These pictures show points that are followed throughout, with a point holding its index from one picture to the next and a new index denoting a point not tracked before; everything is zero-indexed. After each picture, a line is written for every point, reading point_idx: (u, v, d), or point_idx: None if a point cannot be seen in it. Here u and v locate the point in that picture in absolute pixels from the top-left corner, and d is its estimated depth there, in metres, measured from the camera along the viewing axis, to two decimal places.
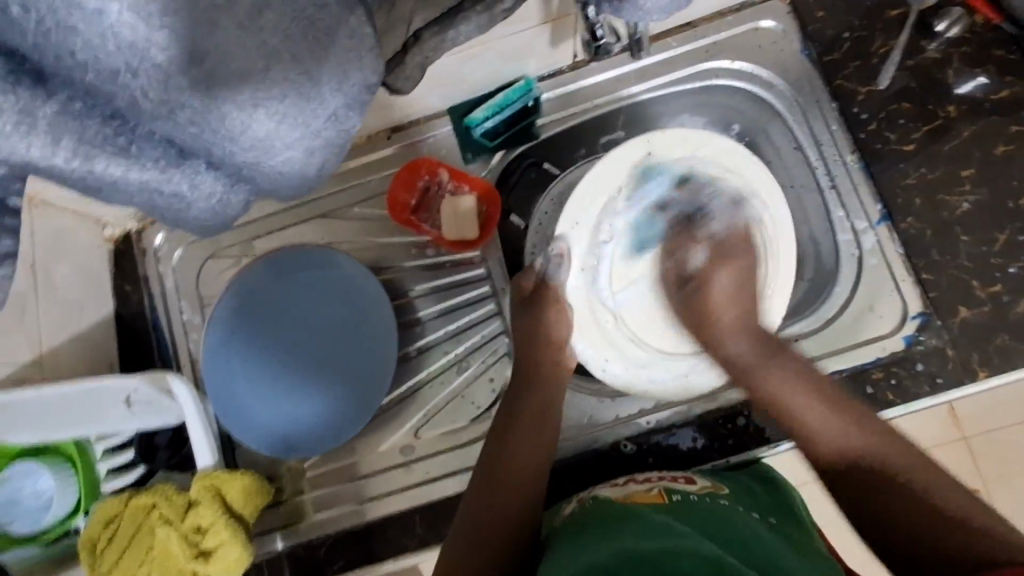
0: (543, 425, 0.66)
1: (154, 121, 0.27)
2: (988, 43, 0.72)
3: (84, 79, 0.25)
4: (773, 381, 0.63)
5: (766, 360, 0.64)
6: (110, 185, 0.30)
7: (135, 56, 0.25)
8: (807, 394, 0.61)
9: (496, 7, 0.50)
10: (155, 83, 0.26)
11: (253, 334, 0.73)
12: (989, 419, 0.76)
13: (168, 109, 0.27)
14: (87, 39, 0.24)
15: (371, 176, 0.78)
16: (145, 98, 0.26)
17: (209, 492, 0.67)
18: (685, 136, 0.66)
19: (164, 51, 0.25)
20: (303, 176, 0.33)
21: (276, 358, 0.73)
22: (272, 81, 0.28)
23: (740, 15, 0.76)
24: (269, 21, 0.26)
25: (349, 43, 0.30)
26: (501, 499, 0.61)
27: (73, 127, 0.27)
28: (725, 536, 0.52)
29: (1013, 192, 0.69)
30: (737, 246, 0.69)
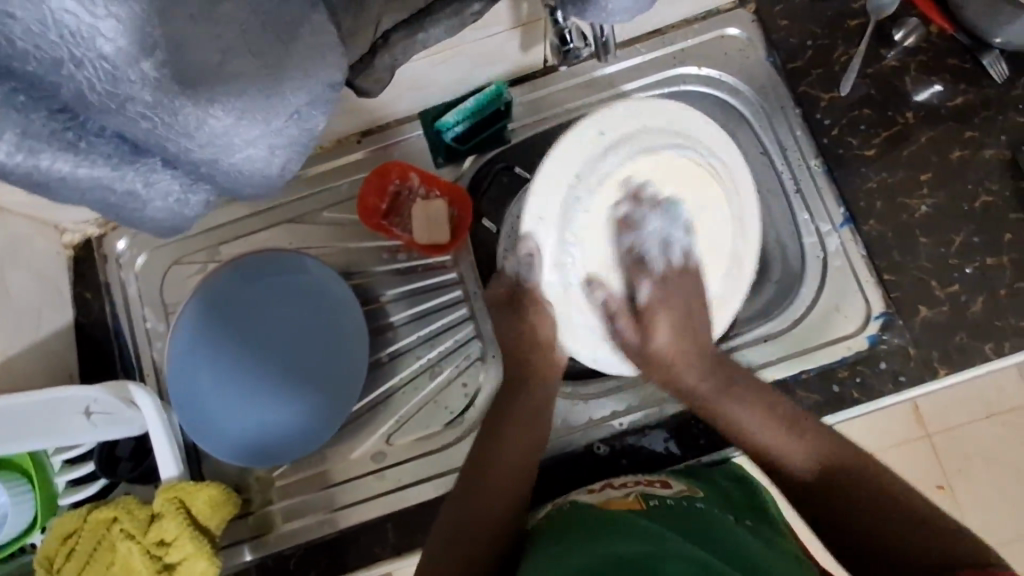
0: (534, 426, 0.66)
1: (104, 116, 0.25)
2: (943, 52, 0.75)
3: (25, 68, 0.23)
4: (734, 413, 0.63)
5: (721, 391, 0.65)
6: (56, 182, 0.27)
7: (80, 46, 0.22)
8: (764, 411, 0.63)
9: (466, 11, 0.51)
10: (103, 76, 0.23)
11: (223, 337, 0.72)
12: (950, 417, 0.80)
13: (118, 102, 0.24)
14: (25, 26, 0.21)
15: (343, 179, 0.77)
16: (91, 91, 0.24)
17: (173, 504, 0.65)
18: (633, 108, 0.62)
19: (113, 42, 0.22)
20: (266, 177, 0.31)
21: (249, 361, 0.72)
22: (231, 76, 0.26)
23: (705, 23, 0.77)
24: (227, 13, 0.25)
25: (313, 40, 0.29)
26: (493, 499, 0.61)
27: (14, 119, 0.25)
28: (701, 534, 0.52)
29: (968, 196, 0.72)
30: (685, 279, 0.69)
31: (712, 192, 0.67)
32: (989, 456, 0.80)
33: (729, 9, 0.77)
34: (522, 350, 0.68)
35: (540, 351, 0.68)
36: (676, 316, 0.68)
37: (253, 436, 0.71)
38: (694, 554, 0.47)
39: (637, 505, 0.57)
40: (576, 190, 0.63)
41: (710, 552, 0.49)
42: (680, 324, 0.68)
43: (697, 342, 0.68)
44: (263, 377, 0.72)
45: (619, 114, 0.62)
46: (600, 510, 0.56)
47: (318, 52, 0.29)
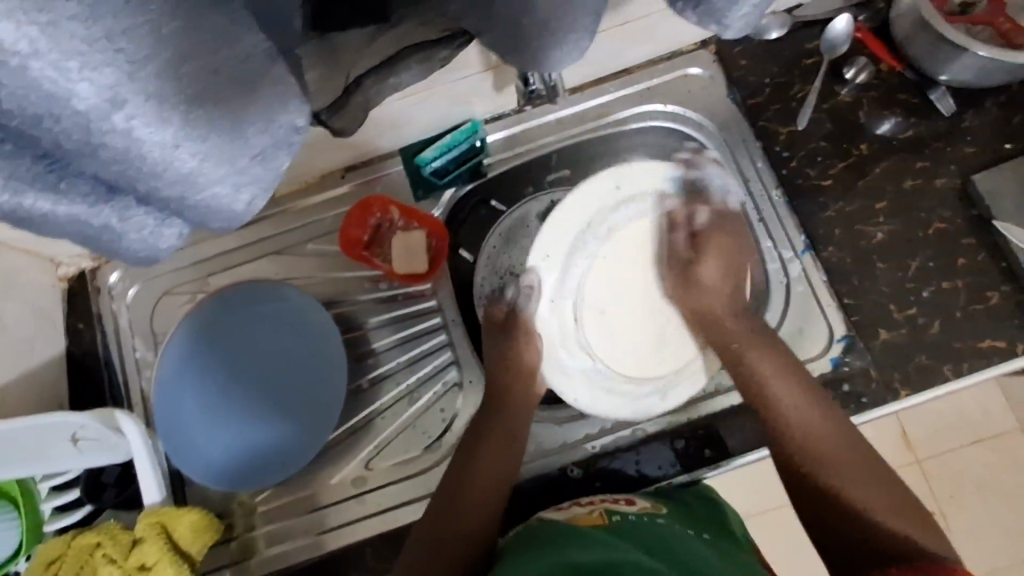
0: (509, 448, 0.68)
1: (80, 160, 0.27)
2: (894, 88, 0.79)
3: (11, 123, 0.25)
4: (758, 353, 0.68)
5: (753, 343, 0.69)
6: (39, 217, 0.30)
7: (56, 105, 0.25)
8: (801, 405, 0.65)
9: (434, 55, 0.53)
10: (77, 128, 0.26)
11: (210, 365, 0.74)
12: (942, 443, 0.85)
13: (91, 149, 0.27)
14: (11, 90, 0.24)
15: (326, 213, 0.81)
16: (67, 139, 0.26)
17: (154, 528, 0.67)
18: (648, 168, 0.69)
19: (85, 101, 0.25)
20: (230, 211, 0.33)
21: (236, 389, 0.75)
22: (196, 123, 0.28)
23: (670, 63, 0.82)
24: (188, 73, 0.27)
25: (273, 89, 0.31)
26: (470, 514, 0.65)
27: (4, 166, 0.27)
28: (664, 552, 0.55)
29: (922, 223, 0.75)
30: (722, 225, 0.73)
31: (707, 258, 0.73)
32: (977, 480, 0.84)
33: (692, 49, 0.82)
34: (506, 369, 0.71)
35: (524, 378, 0.71)
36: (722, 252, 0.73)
37: (242, 459, 0.73)
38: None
39: (600, 520, 0.59)
40: (584, 236, 0.69)
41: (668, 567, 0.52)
42: (727, 272, 0.73)
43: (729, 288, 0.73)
44: (253, 403, 0.75)
45: (637, 171, 0.69)
46: (564, 525, 0.58)
47: (278, 96, 0.32)
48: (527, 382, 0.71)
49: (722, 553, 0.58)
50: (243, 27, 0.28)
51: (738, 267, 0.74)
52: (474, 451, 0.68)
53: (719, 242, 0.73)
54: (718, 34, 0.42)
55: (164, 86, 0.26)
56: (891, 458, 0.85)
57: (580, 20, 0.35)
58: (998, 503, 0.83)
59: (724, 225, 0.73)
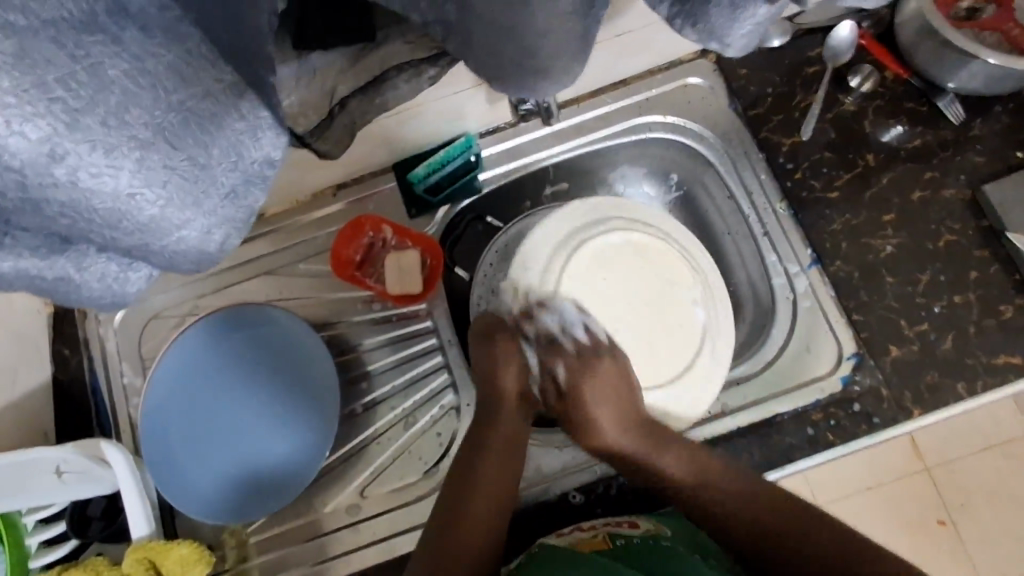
0: (512, 457, 0.66)
1: (23, 218, 0.25)
2: (900, 95, 0.77)
3: None
4: (661, 464, 0.63)
5: (645, 449, 0.63)
6: None
7: None
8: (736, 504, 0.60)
9: (423, 74, 0.52)
10: (14, 185, 0.24)
11: (192, 394, 0.72)
12: (947, 449, 0.82)
13: (34, 206, 0.25)
14: None
15: (317, 233, 0.79)
16: (3, 199, 0.24)
17: (142, 564, 0.65)
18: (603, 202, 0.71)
19: (19, 156, 0.23)
20: (202, 253, 0.32)
21: (223, 415, 0.73)
22: (152, 169, 0.27)
23: (669, 73, 0.80)
24: (138, 116, 0.26)
25: (239, 125, 0.30)
26: (467, 534, 0.61)
27: None
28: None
29: (932, 235, 0.73)
30: (594, 358, 0.65)
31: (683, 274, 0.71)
32: (984, 487, 0.81)
33: (691, 58, 0.80)
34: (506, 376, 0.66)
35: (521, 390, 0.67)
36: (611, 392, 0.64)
37: (233, 491, 0.71)
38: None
39: (603, 546, 0.57)
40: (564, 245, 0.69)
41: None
42: (609, 396, 0.64)
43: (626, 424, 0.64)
44: (244, 431, 0.73)
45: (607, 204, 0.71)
46: (567, 550, 0.55)
47: (246, 135, 0.30)
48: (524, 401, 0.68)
49: None
50: (201, 67, 0.28)
51: (622, 394, 0.65)
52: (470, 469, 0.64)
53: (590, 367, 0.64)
54: (718, 53, 0.39)
55: (109, 134, 0.25)
56: (895, 466, 0.82)
57: (572, 44, 0.34)
58: (1008, 510, 0.81)
59: (600, 356, 0.65)
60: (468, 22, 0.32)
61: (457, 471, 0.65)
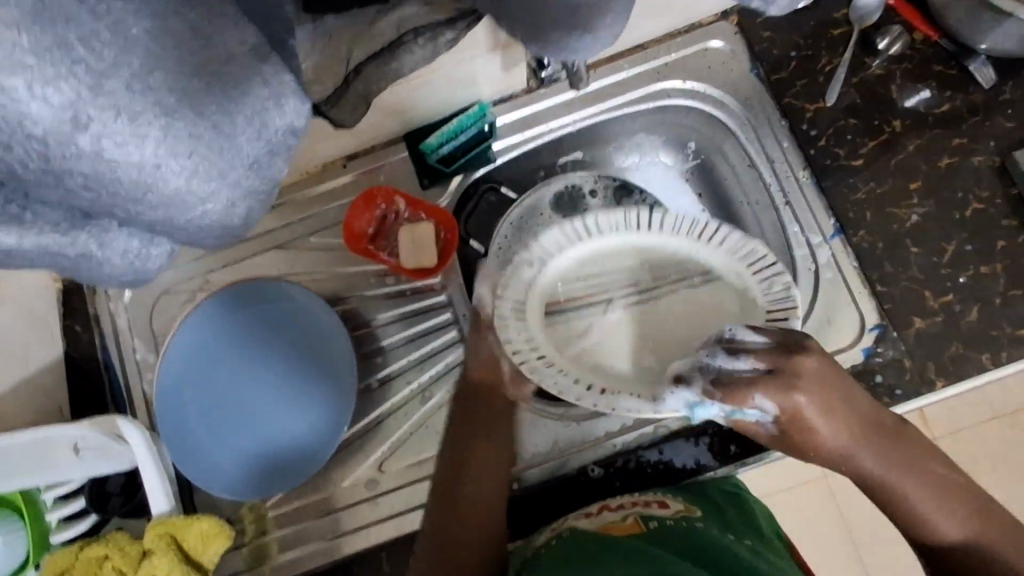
0: (493, 438, 0.65)
1: (43, 191, 0.25)
2: (929, 58, 0.74)
3: None
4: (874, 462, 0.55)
5: (864, 439, 0.55)
6: (4, 256, 0.26)
7: (11, 130, 0.22)
8: (918, 485, 0.55)
9: (439, 39, 0.50)
10: (36, 154, 0.23)
11: (192, 371, 0.71)
12: (955, 418, 0.81)
13: (55, 177, 0.24)
14: None
15: (329, 205, 0.77)
16: (25, 169, 0.24)
17: (163, 540, 0.65)
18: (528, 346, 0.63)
19: (42, 123, 0.23)
20: (226, 227, 0.31)
21: (219, 393, 0.72)
22: (178, 137, 0.26)
23: (689, 36, 0.77)
24: (162, 81, 0.24)
25: (264, 93, 0.28)
26: (465, 528, 0.60)
27: None
28: (703, 559, 0.52)
29: (958, 203, 0.71)
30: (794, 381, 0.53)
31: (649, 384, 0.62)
32: (990, 457, 0.81)
33: (712, 21, 0.77)
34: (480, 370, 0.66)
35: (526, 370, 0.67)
36: (824, 397, 0.53)
37: (246, 468, 0.70)
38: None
39: (637, 529, 0.56)
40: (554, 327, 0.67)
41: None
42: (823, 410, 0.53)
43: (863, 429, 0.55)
44: (259, 409, 0.72)
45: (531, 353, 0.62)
46: (598, 536, 0.55)
47: (270, 102, 0.28)
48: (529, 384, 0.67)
49: (765, 562, 0.54)
50: (224, 27, 0.26)
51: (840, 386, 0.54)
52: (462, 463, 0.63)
53: (792, 391, 0.52)
54: (760, 10, 0.38)
55: (133, 99, 0.24)
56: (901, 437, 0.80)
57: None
58: (1018, 480, 0.81)
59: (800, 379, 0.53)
60: None
61: (449, 465, 0.63)
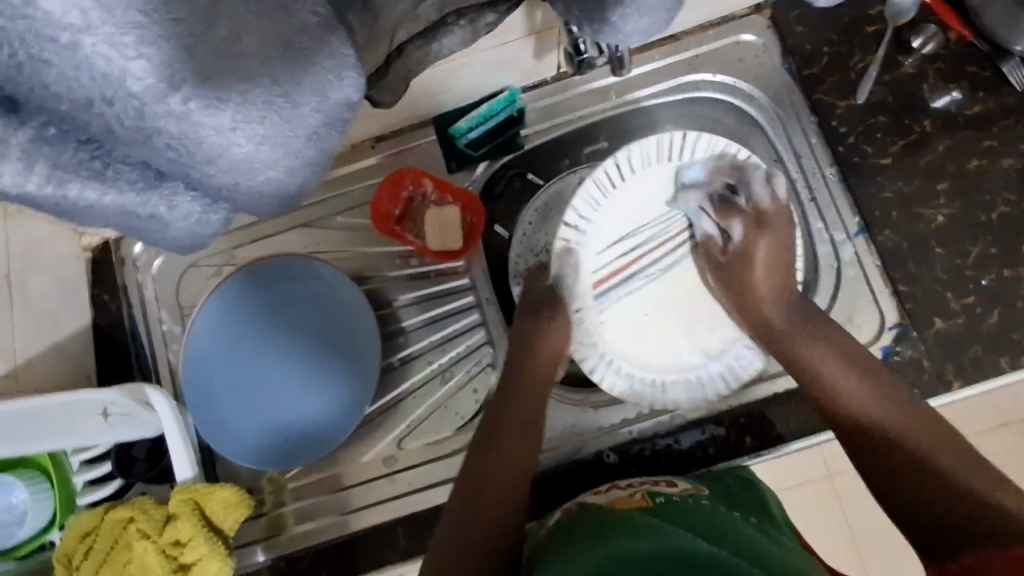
0: (529, 431, 0.64)
1: (131, 147, 0.26)
2: (963, 59, 0.74)
3: (60, 107, 0.24)
4: (812, 344, 0.63)
5: (803, 327, 0.65)
6: (81, 210, 0.28)
7: (110, 86, 0.24)
8: (823, 351, 0.62)
9: (480, 21, 0.51)
10: (130, 112, 0.25)
11: (229, 334, 0.72)
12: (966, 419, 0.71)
13: (145, 135, 0.25)
14: (61, 71, 0.23)
15: (357, 185, 0.78)
16: (120, 126, 0.25)
17: (188, 505, 0.66)
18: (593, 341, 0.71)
19: (142, 81, 0.24)
20: (283, 196, 0.32)
21: (252, 351, 0.73)
22: (252, 102, 0.27)
23: (720, 29, 0.77)
24: (248, 46, 0.26)
25: (330, 64, 0.29)
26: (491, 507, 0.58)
27: (48, 154, 0.26)
28: (712, 528, 0.53)
29: (986, 206, 0.71)
30: (762, 228, 0.68)
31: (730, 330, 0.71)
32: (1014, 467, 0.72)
33: (745, 13, 0.77)
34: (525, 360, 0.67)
35: (557, 351, 0.68)
36: (772, 249, 0.68)
37: (271, 440, 0.72)
38: (716, 556, 0.48)
39: (643, 502, 0.57)
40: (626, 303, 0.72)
41: (720, 547, 0.50)
42: (766, 267, 0.68)
43: (772, 289, 0.67)
44: (286, 382, 0.73)
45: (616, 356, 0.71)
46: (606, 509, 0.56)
47: (333, 75, 0.29)
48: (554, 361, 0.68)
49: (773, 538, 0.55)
50: None
51: (786, 265, 0.68)
52: (496, 439, 0.63)
53: (760, 227, 0.68)
54: None
55: (220, 63, 0.25)
56: None
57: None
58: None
59: (747, 260, 0.68)
60: None
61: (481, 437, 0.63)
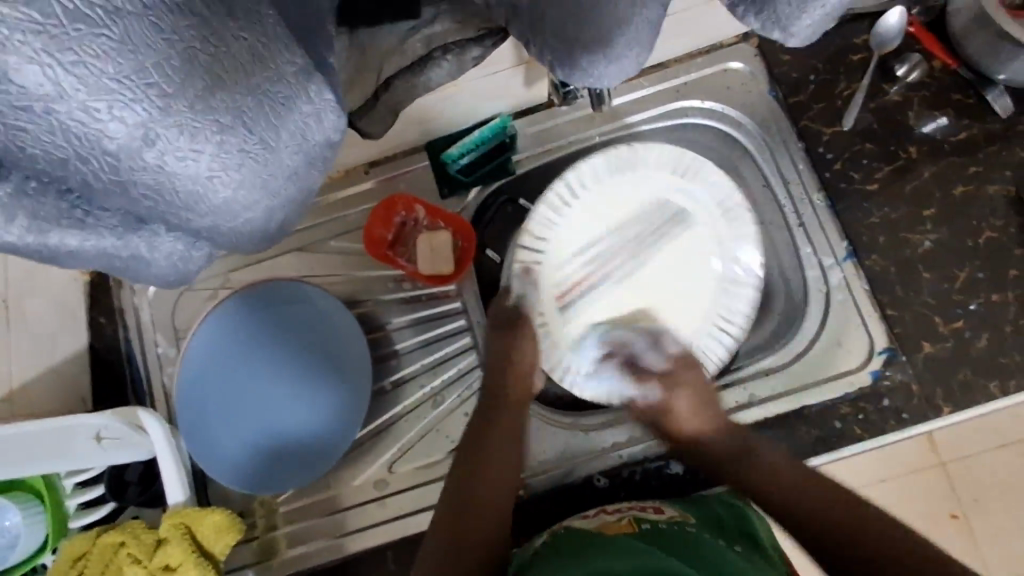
0: (516, 442, 0.65)
1: (110, 198, 0.27)
2: (948, 86, 0.75)
3: (39, 165, 0.25)
4: (758, 460, 0.62)
5: (742, 450, 0.64)
6: (62, 253, 0.29)
7: (85, 146, 0.25)
8: (773, 468, 0.61)
9: (465, 56, 0.52)
10: (106, 169, 0.26)
11: (225, 346, 0.73)
12: (964, 442, 0.70)
13: (122, 187, 0.27)
14: (38, 135, 0.24)
15: (352, 210, 0.79)
16: (97, 180, 0.26)
17: (179, 529, 0.67)
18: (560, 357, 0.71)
19: (115, 141, 0.25)
20: (264, 233, 0.33)
21: (247, 360, 0.74)
22: (231, 153, 0.27)
23: (708, 57, 0.78)
24: (222, 100, 0.26)
25: (307, 109, 0.30)
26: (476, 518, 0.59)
27: (28, 205, 0.27)
28: (697, 555, 0.52)
29: (973, 231, 0.72)
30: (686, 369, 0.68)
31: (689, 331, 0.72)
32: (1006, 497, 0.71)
33: (732, 42, 0.78)
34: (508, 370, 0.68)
35: None
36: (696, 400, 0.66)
37: (261, 457, 0.73)
38: None
39: (629, 529, 0.57)
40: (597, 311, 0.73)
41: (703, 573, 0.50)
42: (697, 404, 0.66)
43: (704, 416, 0.66)
44: (277, 395, 0.74)
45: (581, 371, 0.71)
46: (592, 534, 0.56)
47: (312, 118, 0.30)
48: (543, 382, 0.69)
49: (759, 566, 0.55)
50: (278, 48, 0.28)
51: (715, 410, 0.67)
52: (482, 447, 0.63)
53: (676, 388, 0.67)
54: (779, 42, 0.40)
55: (195, 118, 0.26)
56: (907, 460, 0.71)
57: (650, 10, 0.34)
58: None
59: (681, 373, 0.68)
60: None
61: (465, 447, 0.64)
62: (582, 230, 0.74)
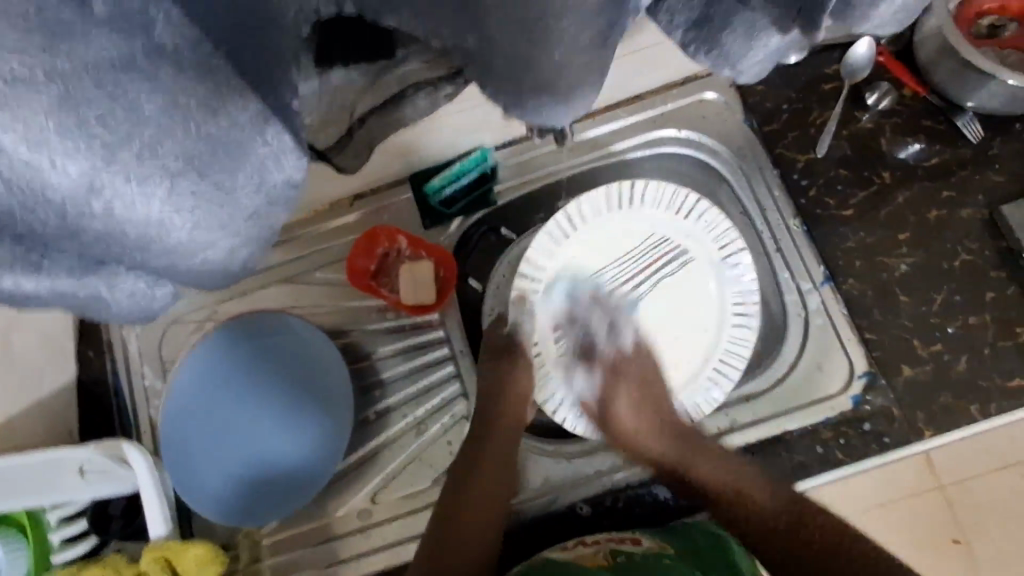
0: (508, 471, 0.69)
1: (61, 242, 0.29)
2: (919, 113, 0.77)
3: None
4: (701, 464, 0.67)
5: (687, 449, 0.69)
6: (21, 296, 0.30)
7: (34, 197, 0.26)
8: (710, 462, 0.67)
9: (438, 94, 0.53)
10: (54, 216, 0.27)
11: (214, 379, 0.74)
12: (960, 465, 0.69)
13: (71, 232, 0.28)
14: None
15: (336, 241, 0.80)
16: (45, 227, 0.27)
17: (158, 563, 0.67)
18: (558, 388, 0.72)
19: (60, 190, 0.26)
20: (225, 270, 0.34)
21: (236, 394, 0.75)
22: (181, 195, 0.30)
23: (684, 87, 0.80)
24: (168, 149, 0.28)
25: (263, 152, 0.31)
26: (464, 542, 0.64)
27: None
28: None
29: (948, 254, 0.73)
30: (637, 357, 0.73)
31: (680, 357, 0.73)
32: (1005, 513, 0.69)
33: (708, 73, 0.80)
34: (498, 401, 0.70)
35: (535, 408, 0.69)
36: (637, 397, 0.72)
37: (245, 489, 0.73)
38: None
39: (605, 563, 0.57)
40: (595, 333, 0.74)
41: None
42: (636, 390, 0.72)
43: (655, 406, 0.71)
44: (266, 426, 0.75)
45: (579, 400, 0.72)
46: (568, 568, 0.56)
47: (269, 159, 0.32)
48: (520, 408, 0.71)
49: None
50: (232, 95, 0.29)
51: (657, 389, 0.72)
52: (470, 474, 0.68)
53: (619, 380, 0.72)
54: (730, 77, 0.42)
55: (142, 165, 0.28)
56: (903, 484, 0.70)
57: (597, 51, 0.36)
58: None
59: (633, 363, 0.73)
60: (490, 38, 0.34)
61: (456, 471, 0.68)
62: (581, 256, 0.74)
